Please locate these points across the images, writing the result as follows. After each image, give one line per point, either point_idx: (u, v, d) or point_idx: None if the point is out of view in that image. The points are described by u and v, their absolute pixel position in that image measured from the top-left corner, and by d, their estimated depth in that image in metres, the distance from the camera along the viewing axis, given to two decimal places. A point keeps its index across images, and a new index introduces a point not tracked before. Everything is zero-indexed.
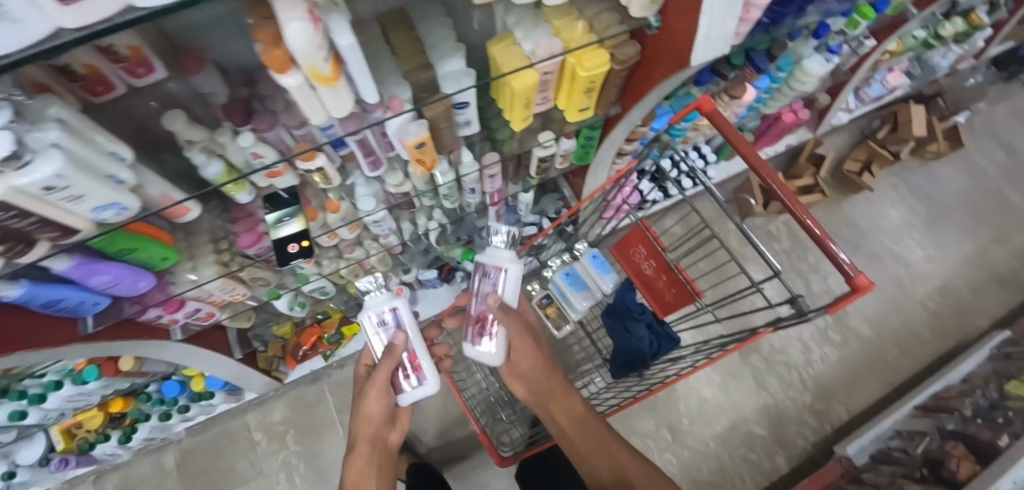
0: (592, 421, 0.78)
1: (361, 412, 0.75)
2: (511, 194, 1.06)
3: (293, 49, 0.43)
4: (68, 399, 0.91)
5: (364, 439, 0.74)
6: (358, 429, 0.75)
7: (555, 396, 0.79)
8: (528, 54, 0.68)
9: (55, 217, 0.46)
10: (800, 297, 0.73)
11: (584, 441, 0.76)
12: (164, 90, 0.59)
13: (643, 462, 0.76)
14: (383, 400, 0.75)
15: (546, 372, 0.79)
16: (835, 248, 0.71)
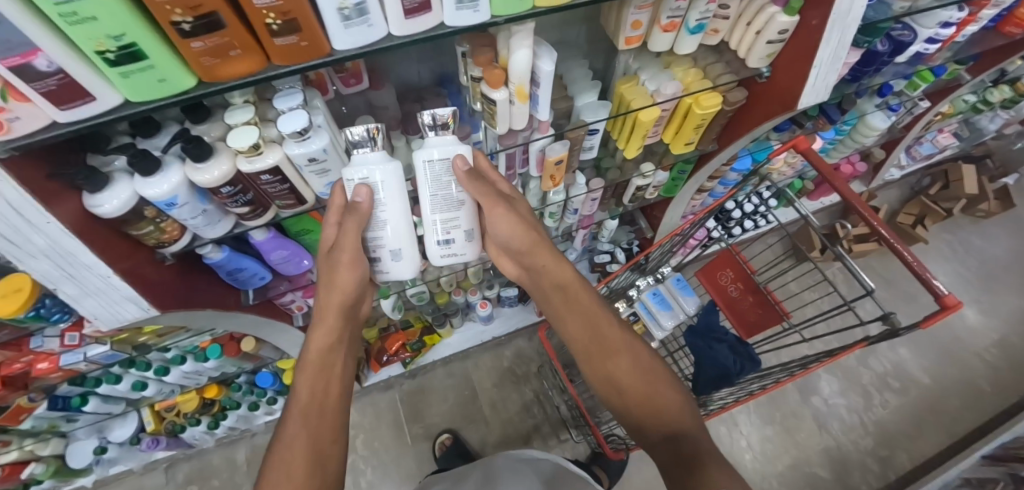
0: (622, 350, 0.69)
1: (331, 280, 0.61)
2: (598, 220, 1.15)
3: (514, 69, 0.55)
4: (186, 375, 0.95)
5: (333, 310, 0.63)
6: (327, 297, 0.63)
7: (550, 288, 0.75)
8: (652, 93, 0.79)
9: (297, 186, 0.55)
10: (892, 315, 0.78)
11: (576, 327, 0.72)
12: (356, 103, 0.71)
13: (634, 348, 0.69)
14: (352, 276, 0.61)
15: (539, 249, 0.73)
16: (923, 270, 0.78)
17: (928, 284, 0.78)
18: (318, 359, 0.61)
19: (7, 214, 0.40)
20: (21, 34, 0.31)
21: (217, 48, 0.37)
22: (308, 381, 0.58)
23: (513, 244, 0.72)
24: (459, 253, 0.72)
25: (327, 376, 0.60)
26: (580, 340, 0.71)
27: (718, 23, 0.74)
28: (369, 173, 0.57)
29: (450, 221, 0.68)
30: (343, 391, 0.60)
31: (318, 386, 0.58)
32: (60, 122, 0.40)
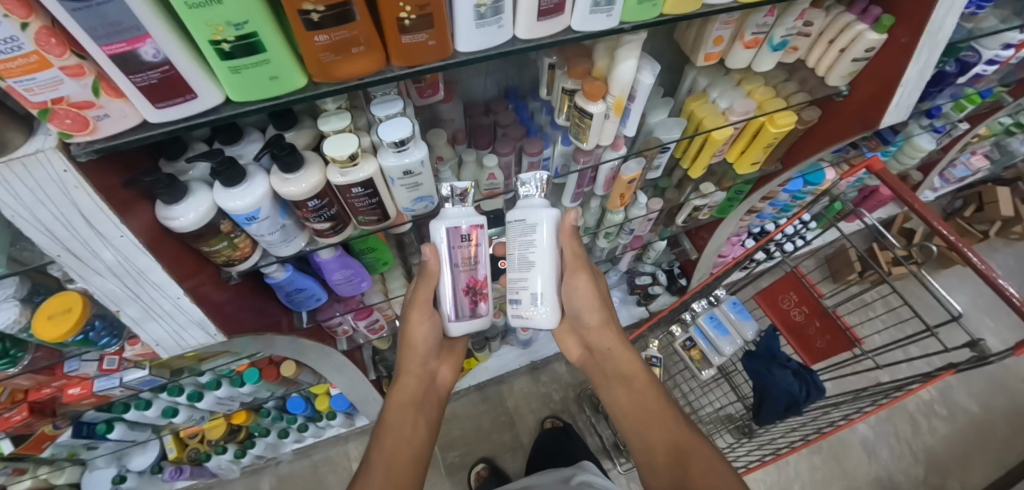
0: (697, 457, 0.55)
1: (407, 343, 0.66)
2: (649, 241, 1.09)
3: (618, 82, 0.52)
4: (216, 402, 0.88)
5: (409, 375, 0.66)
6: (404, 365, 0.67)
7: (614, 378, 0.65)
8: (724, 111, 0.73)
9: (386, 202, 0.50)
10: (980, 342, 0.71)
11: (646, 427, 0.60)
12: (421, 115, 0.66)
13: (712, 455, 0.56)
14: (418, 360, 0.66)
15: (604, 329, 0.65)
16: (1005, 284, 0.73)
17: (997, 286, 0.72)
18: (391, 427, 0.62)
19: (77, 222, 0.36)
20: (133, 15, 0.27)
21: (341, 43, 0.33)
22: (381, 445, 0.60)
23: (579, 322, 0.64)
24: (528, 317, 0.59)
25: (396, 441, 0.60)
26: (650, 444, 0.59)
27: (799, 40, 0.68)
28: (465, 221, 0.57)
29: (519, 281, 0.58)
30: (415, 456, 0.60)
31: (388, 449, 0.59)
32: (151, 123, 0.35)
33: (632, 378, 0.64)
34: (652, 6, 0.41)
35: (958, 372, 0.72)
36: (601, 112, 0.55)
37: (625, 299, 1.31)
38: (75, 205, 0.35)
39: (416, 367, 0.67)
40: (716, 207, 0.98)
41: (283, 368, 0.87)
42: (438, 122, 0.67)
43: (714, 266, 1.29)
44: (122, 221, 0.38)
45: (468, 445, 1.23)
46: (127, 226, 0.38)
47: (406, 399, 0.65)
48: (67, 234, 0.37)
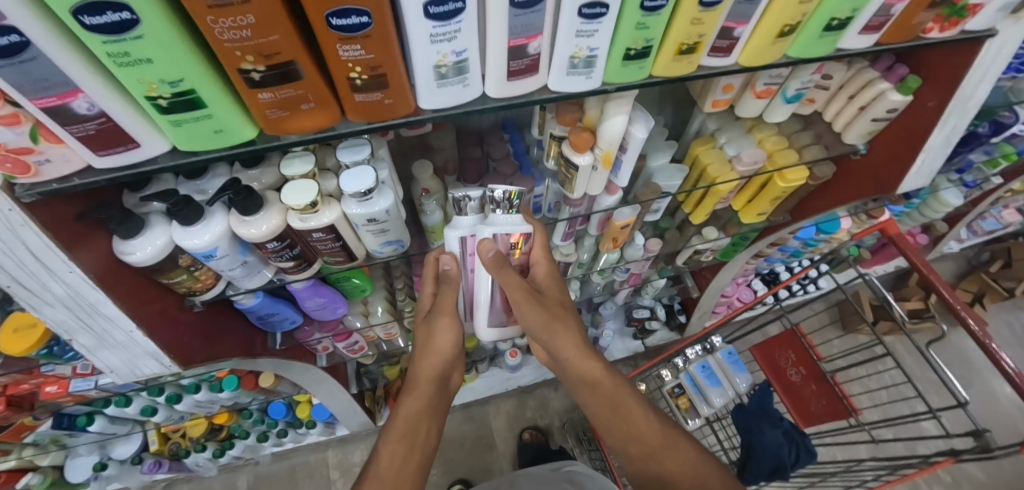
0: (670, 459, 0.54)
1: (429, 343, 0.58)
2: (647, 277, 1.05)
3: (606, 136, 0.49)
4: (195, 405, 0.88)
5: (426, 376, 0.57)
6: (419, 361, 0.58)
7: (580, 385, 0.57)
8: (731, 160, 0.69)
9: (351, 245, 0.48)
10: (984, 432, 0.66)
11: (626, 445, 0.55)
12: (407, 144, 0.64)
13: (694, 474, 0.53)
14: (436, 359, 0.58)
15: (563, 333, 0.56)
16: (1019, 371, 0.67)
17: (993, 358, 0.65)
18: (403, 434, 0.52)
19: (25, 258, 0.36)
20: (60, 72, 0.26)
21: (288, 100, 0.31)
22: (390, 450, 0.51)
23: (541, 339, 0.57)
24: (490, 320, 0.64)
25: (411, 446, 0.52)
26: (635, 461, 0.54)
27: (816, 93, 0.63)
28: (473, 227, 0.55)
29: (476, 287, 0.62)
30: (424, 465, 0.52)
31: (402, 452, 0.51)
32: (96, 167, 0.34)
33: (598, 379, 0.56)
34: (639, 68, 0.37)
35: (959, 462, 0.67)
36: (586, 163, 0.52)
37: (621, 331, 1.26)
38: (23, 243, 0.34)
39: (433, 369, 0.57)
40: (719, 251, 0.94)
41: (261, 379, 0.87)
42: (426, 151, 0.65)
43: (716, 306, 1.24)
44: (72, 258, 0.37)
45: (446, 464, 1.21)
46: (78, 263, 0.38)
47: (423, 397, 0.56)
48: (17, 268, 0.36)
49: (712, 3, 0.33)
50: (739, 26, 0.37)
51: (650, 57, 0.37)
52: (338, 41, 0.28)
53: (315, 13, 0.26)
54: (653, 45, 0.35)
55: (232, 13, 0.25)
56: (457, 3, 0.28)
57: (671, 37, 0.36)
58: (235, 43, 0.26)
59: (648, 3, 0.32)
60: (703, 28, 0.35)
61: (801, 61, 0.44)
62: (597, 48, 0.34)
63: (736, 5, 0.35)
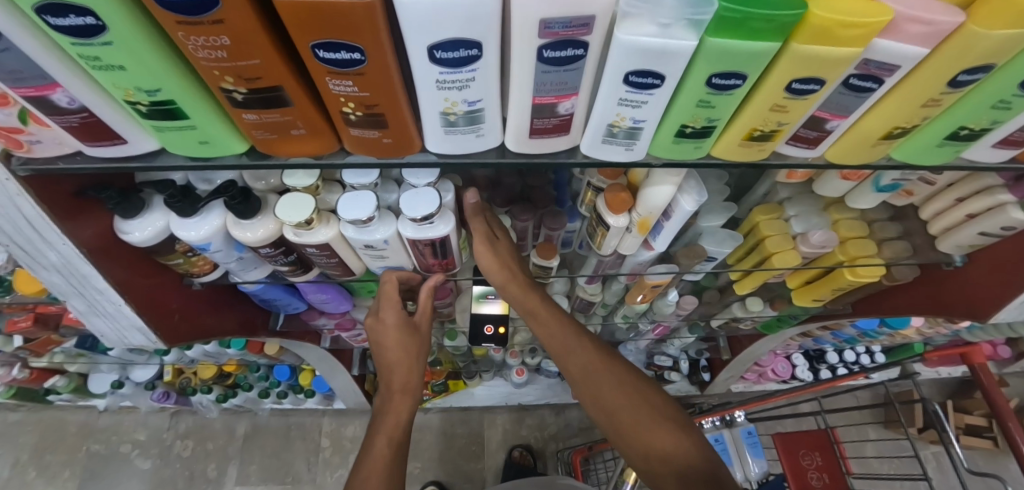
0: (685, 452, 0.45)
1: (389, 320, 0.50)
2: (676, 331, 0.96)
3: (646, 201, 0.43)
4: (203, 354, 0.91)
5: (396, 348, 0.51)
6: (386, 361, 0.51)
7: (580, 370, 0.51)
8: (794, 237, 0.59)
9: (349, 262, 0.45)
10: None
11: (645, 442, 0.46)
12: None
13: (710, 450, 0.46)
14: (400, 332, 0.51)
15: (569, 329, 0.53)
16: None
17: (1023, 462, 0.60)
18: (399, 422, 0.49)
19: (20, 222, 0.36)
20: (31, 65, 0.24)
21: (275, 124, 0.27)
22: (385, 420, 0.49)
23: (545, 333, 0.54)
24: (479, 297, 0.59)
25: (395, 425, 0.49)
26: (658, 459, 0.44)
27: (916, 186, 0.53)
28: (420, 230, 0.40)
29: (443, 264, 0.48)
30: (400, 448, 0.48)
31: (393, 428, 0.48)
32: (89, 155, 0.33)
33: (608, 364, 0.51)
34: (694, 147, 0.32)
35: None
36: (616, 219, 0.45)
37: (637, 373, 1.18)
38: (18, 208, 0.35)
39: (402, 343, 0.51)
40: (761, 322, 0.84)
41: (267, 347, 0.88)
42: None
43: (747, 372, 1.13)
44: (64, 231, 0.37)
45: (431, 460, 1.21)
46: (69, 236, 0.37)
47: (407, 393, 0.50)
48: (14, 232, 0.37)
49: (802, 92, 0.28)
50: (835, 119, 0.32)
51: (711, 136, 0.31)
52: (327, 75, 0.24)
53: (299, 42, 0.22)
54: (717, 125, 0.30)
55: (205, 32, 0.21)
56: (470, 50, 0.23)
57: (741, 121, 0.30)
58: (212, 61, 0.23)
59: (717, 81, 0.26)
60: (785, 116, 0.30)
61: (911, 164, 0.39)
62: (644, 121, 0.28)
63: (836, 95, 0.30)
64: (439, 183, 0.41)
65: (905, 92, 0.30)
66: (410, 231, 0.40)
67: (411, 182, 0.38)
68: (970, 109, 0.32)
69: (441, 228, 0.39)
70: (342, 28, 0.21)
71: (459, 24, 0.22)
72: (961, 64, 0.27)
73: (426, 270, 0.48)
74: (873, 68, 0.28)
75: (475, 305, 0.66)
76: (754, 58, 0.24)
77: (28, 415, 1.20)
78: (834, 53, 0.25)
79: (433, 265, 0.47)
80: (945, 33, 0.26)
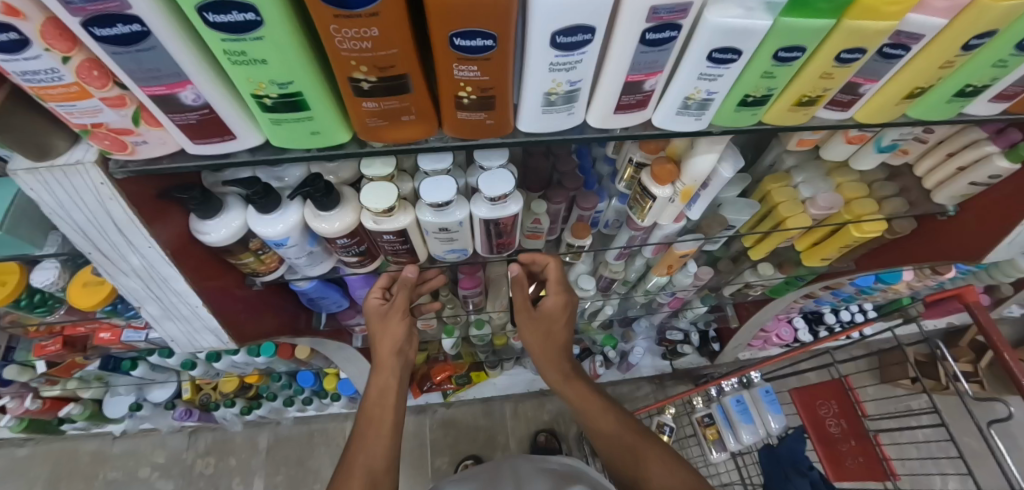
0: (644, 443, 0.62)
1: (384, 327, 0.59)
2: (688, 304, 1.01)
3: (692, 170, 0.46)
4: (232, 365, 0.91)
5: (388, 341, 0.59)
6: (379, 354, 0.60)
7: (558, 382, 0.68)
8: (804, 201, 0.64)
9: (417, 248, 0.47)
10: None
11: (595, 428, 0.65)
12: None
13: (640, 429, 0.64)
14: (397, 325, 0.59)
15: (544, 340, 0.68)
16: None
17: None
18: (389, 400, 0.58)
19: (108, 227, 0.37)
20: (172, 62, 0.26)
21: (390, 111, 0.30)
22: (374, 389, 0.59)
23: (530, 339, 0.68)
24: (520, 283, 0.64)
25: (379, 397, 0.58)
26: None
27: (912, 146, 0.58)
28: (490, 210, 0.42)
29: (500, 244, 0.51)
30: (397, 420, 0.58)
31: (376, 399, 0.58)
32: (188, 152, 0.34)
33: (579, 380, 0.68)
34: (751, 114, 0.35)
35: None
36: (662, 190, 0.48)
37: (650, 349, 1.23)
38: (107, 212, 0.35)
39: (395, 339, 0.59)
40: (769, 287, 0.90)
41: (298, 350, 0.88)
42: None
43: (753, 339, 1.19)
44: (150, 232, 0.38)
45: (459, 453, 1.23)
46: (155, 237, 0.38)
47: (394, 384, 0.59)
48: (99, 237, 0.37)
49: (848, 60, 0.32)
50: (867, 84, 0.37)
51: (766, 104, 0.35)
52: (455, 61, 0.26)
53: (438, 32, 0.25)
54: (774, 94, 0.34)
55: (358, 25, 0.24)
56: (585, 35, 0.26)
57: (793, 89, 0.35)
58: (352, 52, 0.25)
59: (782, 55, 0.30)
60: (830, 83, 0.34)
61: (921, 121, 0.44)
62: (716, 92, 0.32)
63: (871, 63, 0.34)
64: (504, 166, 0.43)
65: (927, 58, 0.34)
66: (484, 210, 0.42)
67: (484, 165, 0.41)
68: (976, 69, 0.37)
69: (512, 206, 0.42)
70: (482, 18, 0.24)
71: (581, 12, 0.24)
72: (974, 31, 0.32)
73: (484, 250, 0.51)
74: (904, 38, 0.32)
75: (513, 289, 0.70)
76: (819, 31, 0.28)
77: (37, 449, 1.16)
78: (881, 25, 0.29)
79: (492, 244, 0.50)
80: (963, 5, 0.30)
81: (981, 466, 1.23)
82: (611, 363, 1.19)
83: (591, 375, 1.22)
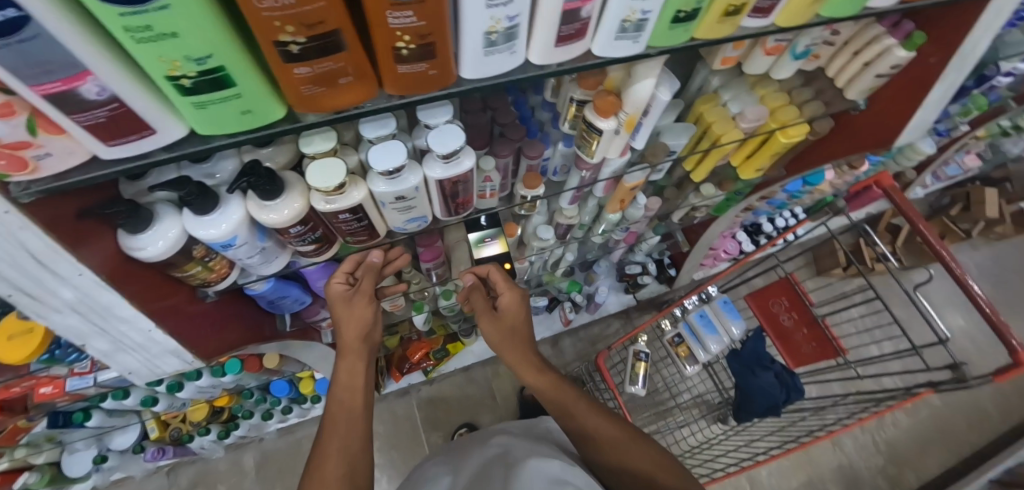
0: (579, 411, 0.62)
1: (347, 308, 0.57)
2: (642, 237, 1.07)
3: (631, 99, 0.48)
4: (199, 390, 0.86)
5: (351, 333, 0.57)
6: (342, 339, 0.57)
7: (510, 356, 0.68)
8: (734, 117, 0.68)
9: (376, 222, 0.46)
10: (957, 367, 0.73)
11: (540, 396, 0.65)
12: None
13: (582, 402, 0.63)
14: (363, 309, 0.57)
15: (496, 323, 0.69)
16: (975, 287, 0.75)
17: (967, 288, 0.75)
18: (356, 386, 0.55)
19: (25, 261, 0.32)
20: (66, 51, 0.22)
21: (326, 74, 0.28)
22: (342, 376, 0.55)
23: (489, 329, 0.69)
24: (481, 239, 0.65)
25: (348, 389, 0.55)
26: (594, 453, 0.59)
27: (822, 49, 0.63)
28: (444, 168, 0.42)
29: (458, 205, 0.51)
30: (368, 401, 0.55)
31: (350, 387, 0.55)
32: (103, 158, 0.31)
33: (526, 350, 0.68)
34: (683, 31, 0.37)
35: (940, 390, 0.78)
36: (605, 123, 0.49)
37: (613, 288, 1.29)
38: (22, 245, 0.30)
39: (359, 327, 0.57)
40: (712, 206, 0.97)
41: (266, 360, 0.85)
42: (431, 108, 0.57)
43: (705, 259, 1.28)
44: (77, 257, 0.33)
45: (451, 425, 1.26)
46: (84, 262, 0.34)
47: (362, 368, 0.57)
48: (15, 275, 0.32)
49: None
50: None
51: (697, 18, 0.36)
52: (388, 8, 0.25)
53: None
54: (702, 7, 0.35)
55: None
56: None
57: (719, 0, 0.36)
58: (274, 11, 0.23)
59: None
60: None
61: (831, 20, 0.47)
62: (650, 12, 0.33)
63: None
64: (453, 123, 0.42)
65: None
66: (438, 170, 0.42)
67: (430, 124, 0.40)
68: None
69: (466, 161, 0.42)
70: None
71: None
72: None
73: (446, 214, 0.51)
74: None
75: (474, 252, 0.71)
76: None
77: None
78: None
79: (451, 206, 0.50)
80: None
81: (914, 328, 1.39)
82: (580, 307, 1.24)
83: (563, 320, 1.27)
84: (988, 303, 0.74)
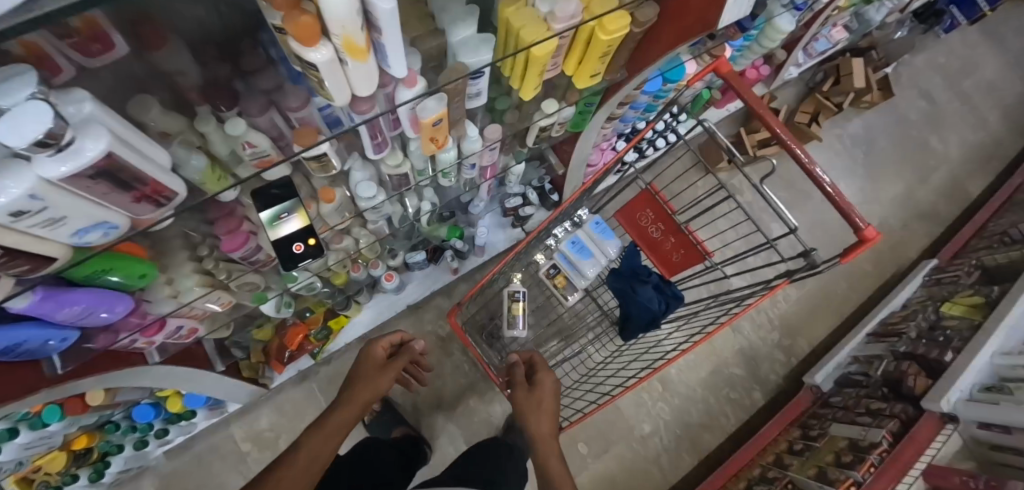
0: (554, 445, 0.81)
1: (372, 378, 0.79)
2: (503, 166, 1.02)
3: (330, 13, 0.35)
4: (27, 447, 0.78)
5: (364, 389, 0.76)
6: (357, 391, 0.75)
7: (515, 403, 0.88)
8: (545, 17, 0.59)
9: (23, 246, 0.38)
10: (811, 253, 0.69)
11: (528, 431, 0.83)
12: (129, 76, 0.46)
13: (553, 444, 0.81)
14: (385, 378, 0.81)
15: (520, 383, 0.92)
16: (822, 175, 0.73)
17: (815, 178, 0.72)
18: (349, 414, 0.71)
19: None
20: None
21: None
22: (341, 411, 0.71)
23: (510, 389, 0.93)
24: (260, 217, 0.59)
25: (338, 420, 0.68)
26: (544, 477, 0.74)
27: None
28: (61, 158, 0.32)
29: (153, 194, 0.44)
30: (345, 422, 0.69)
31: (347, 413, 0.70)
32: None
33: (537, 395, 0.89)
34: None
35: (794, 280, 0.77)
36: (316, 53, 0.39)
37: (499, 223, 1.29)
38: None
39: (372, 389, 0.76)
40: (567, 123, 0.94)
41: (91, 398, 0.79)
42: (156, 65, 0.47)
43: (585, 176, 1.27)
44: None
45: (359, 400, 1.28)
46: None
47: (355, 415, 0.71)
48: None
49: None
50: None
51: None
52: None
53: None
54: None
55: None
56: None
57: None
58: None
59: None
60: None
61: None
62: None
63: None
64: (57, 96, 0.33)
65: None
66: (56, 166, 0.32)
67: (3, 106, 0.28)
68: None
69: (93, 146, 0.33)
70: None
71: None
72: None
73: (140, 212, 0.45)
74: None
75: (271, 232, 0.62)
76: None
77: None
78: None
79: (132, 200, 0.43)
80: None
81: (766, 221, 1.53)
82: (463, 253, 1.23)
83: (452, 271, 1.27)
84: (834, 188, 0.73)
